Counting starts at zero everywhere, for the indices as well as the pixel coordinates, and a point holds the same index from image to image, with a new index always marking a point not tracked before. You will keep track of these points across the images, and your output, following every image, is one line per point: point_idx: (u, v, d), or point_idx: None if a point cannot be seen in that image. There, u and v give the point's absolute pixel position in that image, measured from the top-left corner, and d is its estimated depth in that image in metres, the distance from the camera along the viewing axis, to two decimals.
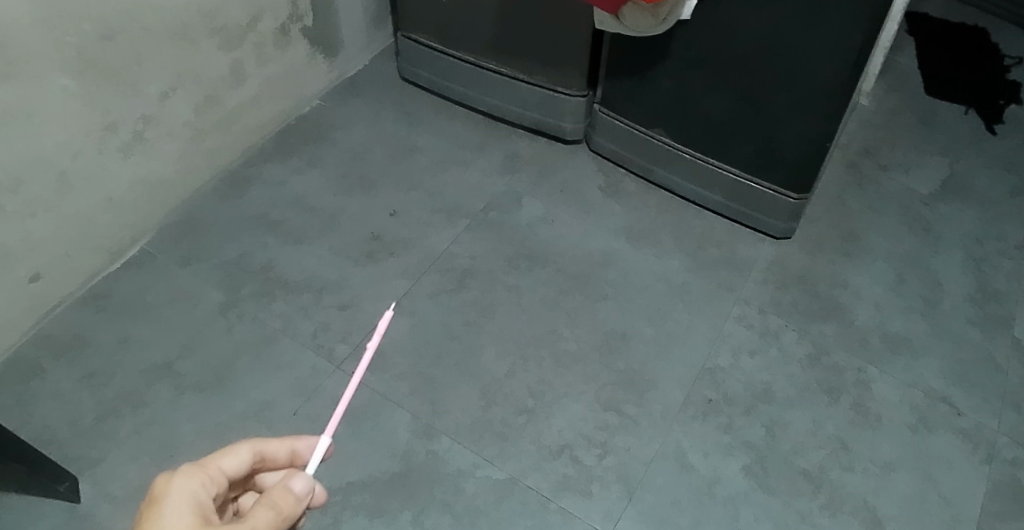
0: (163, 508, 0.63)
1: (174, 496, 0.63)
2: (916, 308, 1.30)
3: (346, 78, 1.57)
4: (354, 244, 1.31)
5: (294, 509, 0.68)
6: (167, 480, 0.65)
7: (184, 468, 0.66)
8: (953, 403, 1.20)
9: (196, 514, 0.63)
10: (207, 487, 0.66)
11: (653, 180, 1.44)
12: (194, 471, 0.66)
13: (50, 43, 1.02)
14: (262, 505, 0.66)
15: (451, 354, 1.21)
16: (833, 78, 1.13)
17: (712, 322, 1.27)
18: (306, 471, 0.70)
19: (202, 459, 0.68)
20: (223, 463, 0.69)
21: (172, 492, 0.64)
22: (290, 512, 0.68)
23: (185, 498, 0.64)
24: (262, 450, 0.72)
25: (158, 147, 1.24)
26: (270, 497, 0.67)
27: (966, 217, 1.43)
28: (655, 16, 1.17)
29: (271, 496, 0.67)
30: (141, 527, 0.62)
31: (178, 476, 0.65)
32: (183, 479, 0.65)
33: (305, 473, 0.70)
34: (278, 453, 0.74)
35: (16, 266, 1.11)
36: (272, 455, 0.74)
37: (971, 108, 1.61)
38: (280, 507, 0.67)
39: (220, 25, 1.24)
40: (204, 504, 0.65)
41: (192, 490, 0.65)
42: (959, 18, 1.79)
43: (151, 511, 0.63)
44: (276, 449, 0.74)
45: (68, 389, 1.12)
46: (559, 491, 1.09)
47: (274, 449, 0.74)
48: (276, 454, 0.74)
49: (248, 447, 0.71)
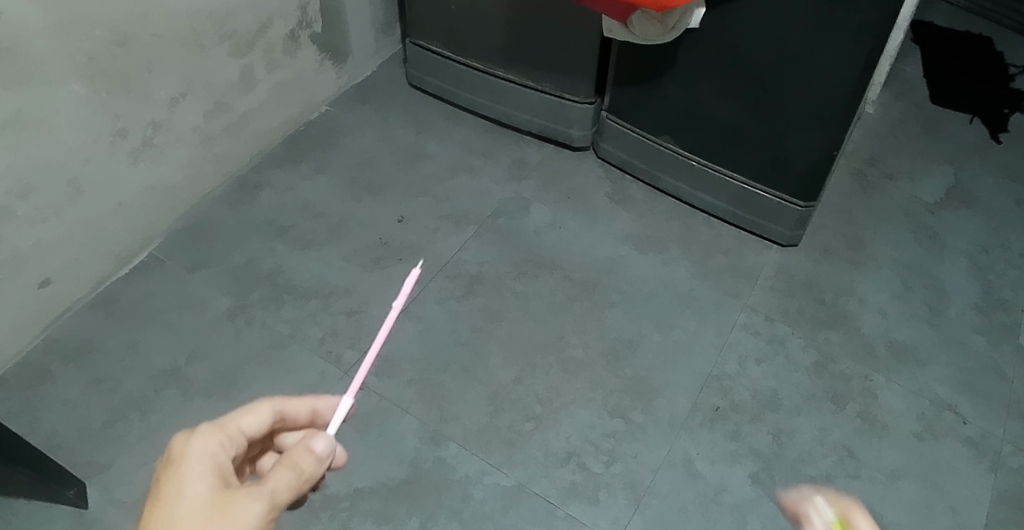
0: (180, 469, 0.63)
1: (191, 457, 0.64)
2: (922, 316, 1.30)
3: (354, 84, 1.57)
4: (362, 250, 1.31)
5: (315, 468, 0.66)
6: (185, 441, 0.65)
7: (202, 429, 0.66)
8: (958, 412, 1.20)
9: (213, 476, 0.63)
10: (226, 448, 0.66)
11: (660, 187, 1.45)
12: (212, 432, 0.66)
13: (63, 48, 1.02)
14: (281, 464, 0.64)
15: (459, 360, 1.21)
16: (840, 87, 1.13)
17: (719, 329, 1.28)
18: (327, 430, 0.67)
19: (221, 417, 0.68)
20: (243, 422, 0.69)
21: (190, 452, 0.64)
22: (312, 472, 0.65)
23: (202, 459, 0.64)
24: (284, 409, 0.72)
25: (168, 152, 1.24)
26: (290, 455, 0.65)
27: (972, 226, 1.43)
28: (663, 24, 1.17)
29: (292, 454, 0.65)
30: (160, 487, 0.62)
31: (197, 436, 0.65)
32: (200, 439, 0.65)
33: (326, 432, 0.68)
34: (301, 412, 0.73)
35: (27, 271, 1.11)
36: (296, 413, 0.73)
37: (976, 117, 1.62)
38: (301, 468, 0.64)
39: (230, 31, 1.24)
40: (223, 464, 0.65)
41: (211, 451, 0.65)
42: (963, 27, 1.80)
43: (169, 472, 0.63)
44: (298, 408, 0.73)
45: (77, 394, 1.13)
46: (567, 498, 1.09)
47: (297, 408, 0.73)
48: (300, 412, 0.73)
49: (269, 406, 0.70)
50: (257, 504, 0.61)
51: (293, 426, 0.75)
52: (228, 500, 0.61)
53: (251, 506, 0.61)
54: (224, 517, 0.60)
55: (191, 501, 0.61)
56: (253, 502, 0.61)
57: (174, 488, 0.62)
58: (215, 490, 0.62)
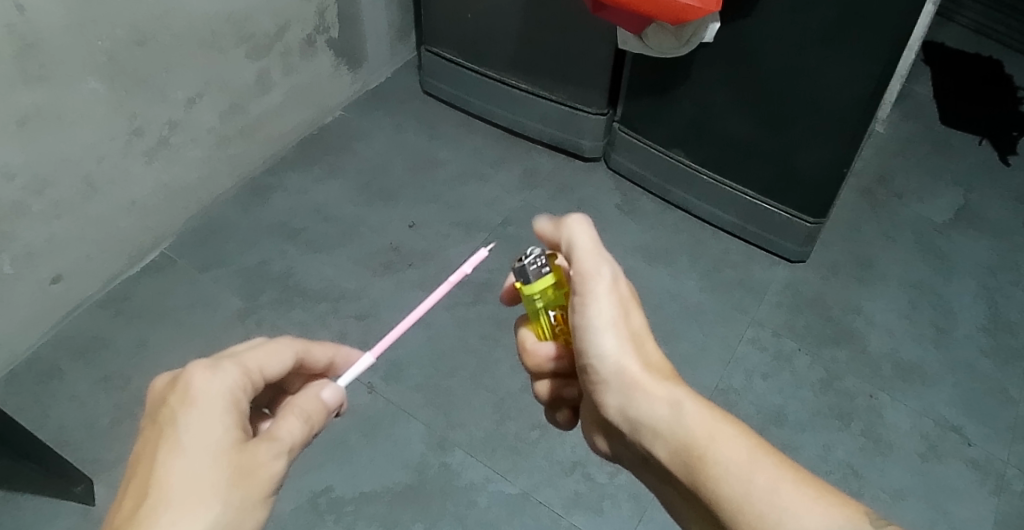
0: (198, 411, 0.61)
1: (212, 399, 0.62)
2: (928, 336, 1.31)
3: (368, 89, 1.58)
4: (372, 255, 1.32)
5: (322, 420, 0.67)
6: (205, 378, 0.63)
7: (226, 367, 0.64)
8: (963, 433, 1.20)
9: (234, 422, 0.62)
10: (245, 390, 0.65)
11: (669, 200, 1.45)
12: (236, 373, 0.64)
13: (84, 47, 1.03)
14: (296, 418, 0.64)
15: (467, 367, 1.21)
16: (853, 105, 1.14)
17: (726, 343, 1.28)
18: (340, 387, 0.69)
19: (239, 354, 0.66)
20: (262, 364, 0.67)
21: (210, 394, 0.62)
22: (319, 424, 0.67)
23: (223, 402, 0.62)
24: (302, 356, 0.71)
25: (183, 152, 1.25)
26: (304, 407, 0.65)
27: (979, 247, 1.43)
28: (678, 37, 1.18)
29: (305, 406, 0.66)
30: (177, 427, 0.60)
31: (219, 376, 0.63)
32: (221, 379, 0.63)
33: (337, 387, 0.69)
34: (316, 360, 0.73)
35: (39, 266, 1.11)
36: (311, 361, 0.73)
37: (985, 138, 1.62)
38: (313, 421, 0.66)
39: (248, 34, 1.25)
40: (241, 410, 0.63)
41: (232, 394, 0.63)
42: (974, 49, 1.81)
43: (186, 412, 0.61)
44: (320, 356, 0.74)
45: (85, 390, 1.13)
46: (571, 507, 1.09)
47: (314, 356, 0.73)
48: (315, 359, 0.73)
49: (290, 351, 0.70)
50: (277, 463, 0.61)
51: (301, 372, 0.75)
52: (251, 456, 0.60)
53: (270, 465, 0.61)
54: (247, 473, 0.59)
55: (211, 447, 0.60)
56: (274, 461, 0.61)
57: (191, 430, 0.60)
58: (236, 437, 0.61)
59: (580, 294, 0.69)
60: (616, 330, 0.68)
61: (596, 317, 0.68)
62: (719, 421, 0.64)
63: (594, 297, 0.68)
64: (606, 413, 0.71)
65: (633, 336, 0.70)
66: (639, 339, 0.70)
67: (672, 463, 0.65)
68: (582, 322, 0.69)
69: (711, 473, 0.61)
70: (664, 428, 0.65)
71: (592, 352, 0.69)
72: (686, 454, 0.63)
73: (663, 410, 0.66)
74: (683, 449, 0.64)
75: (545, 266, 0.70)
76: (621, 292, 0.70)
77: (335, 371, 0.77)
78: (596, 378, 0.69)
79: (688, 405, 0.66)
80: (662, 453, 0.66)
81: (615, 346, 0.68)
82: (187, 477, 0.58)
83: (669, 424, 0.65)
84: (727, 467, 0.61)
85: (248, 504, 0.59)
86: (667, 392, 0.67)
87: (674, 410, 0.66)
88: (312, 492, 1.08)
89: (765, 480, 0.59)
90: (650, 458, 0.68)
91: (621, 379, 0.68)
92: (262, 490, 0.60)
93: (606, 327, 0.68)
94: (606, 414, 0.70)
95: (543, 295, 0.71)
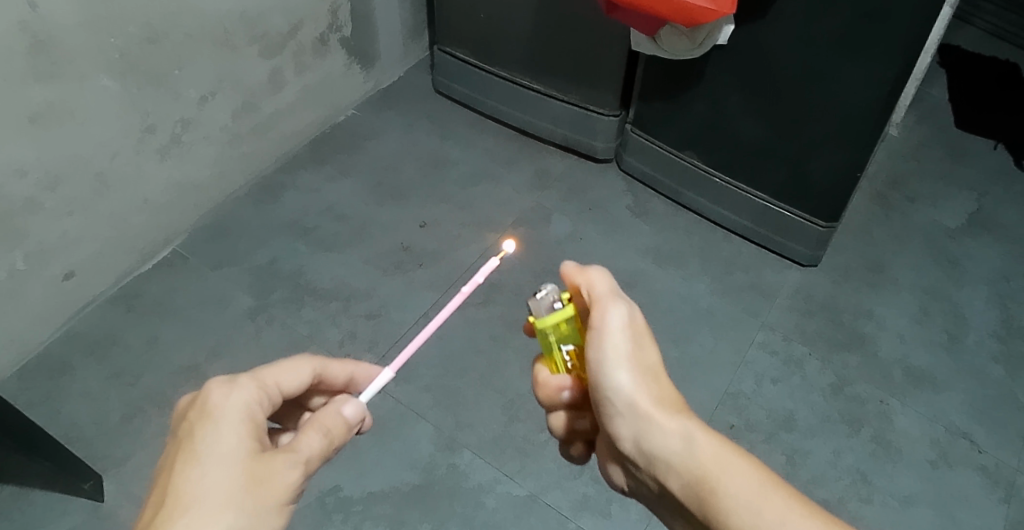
0: (216, 424, 0.62)
1: (228, 413, 0.62)
2: (940, 342, 1.30)
3: (381, 88, 1.58)
4: (383, 254, 1.32)
5: (343, 435, 0.67)
6: (223, 393, 0.63)
7: (243, 382, 0.65)
8: (974, 440, 1.19)
9: (251, 435, 0.62)
10: (263, 405, 0.65)
11: (681, 202, 1.45)
12: (253, 387, 0.65)
13: (95, 44, 1.03)
14: (317, 433, 0.64)
15: (476, 369, 1.21)
16: (868, 108, 1.13)
17: (736, 347, 1.27)
18: (363, 402, 0.69)
19: (257, 370, 0.67)
20: (278, 379, 0.68)
21: (227, 407, 0.63)
22: (340, 439, 0.66)
23: (240, 416, 0.63)
24: (322, 371, 0.73)
25: (195, 150, 1.25)
26: (324, 421, 0.66)
27: (992, 253, 1.42)
28: (692, 39, 1.17)
29: (325, 421, 0.66)
30: (195, 440, 0.61)
31: (235, 391, 0.64)
32: (238, 392, 0.64)
33: (359, 402, 0.69)
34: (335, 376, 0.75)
35: (53, 263, 1.12)
36: (328, 377, 0.74)
37: (1000, 143, 1.61)
38: (333, 435, 0.66)
39: (261, 33, 1.25)
40: (259, 423, 0.64)
41: (249, 407, 0.64)
42: (990, 52, 1.79)
43: (205, 426, 0.61)
44: (336, 372, 0.75)
45: (96, 387, 1.13)
46: (579, 510, 1.09)
47: (333, 371, 0.74)
48: (332, 376, 0.74)
49: (309, 367, 0.71)
50: (293, 473, 0.61)
51: (323, 389, 0.76)
52: (266, 467, 0.60)
53: (286, 474, 0.61)
54: (262, 482, 0.60)
55: (227, 458, 0.60)
56: (289, 472, 0.61)
57: (209, 442, 0.60)
58: (251, 449, 0.61)
59: (595, 328, 0.69)
60: (630, 366, 0.69)
61: (610, 353, 0.69)
62: (731, 454, 0.65)
63: (608, 330, 0.69)
64: (619, 445, 0.70)
65: (648, 369, 0.70)
66: (653, 374, 0.70)
67: (685, 496, 0.65)
68: (595, 357, 0.69)
69: (724, 509, 0.62)
70: (677, 461, 0.66)
71: (605, 386, 0.69)
72: (700, 489, 0.64)
73: (676, 442, 0.66)
74: (696, 484, 0.64)
75: (559, 301, 0.72)
76: (634, 326, 0.70)
77: (356, 387, 0.78)
78: (609, 412, 0.69)
79: (701, 439, 0.66)
80: (675, 487, 0.66)
81: (629, 381, 0.68)
82: (202, 484, 0.59)
83: (681, 458, 0.65)
84: (740, 502, 0.62)
85: (262, 510, 0.59)
86: (681, 426, 0.67)
87: (688, 444, 0.66)
88: (321, 491, 1.09)
89: (775, 516, 0.61)
90: (663, 491, 0.69)
91: (635, 414, 0.68)
92: (277, 499, 0.60)
93: (621, 363, 0.68)
94: (620, 445, 0.70)
95: (555, 329, 0.72)
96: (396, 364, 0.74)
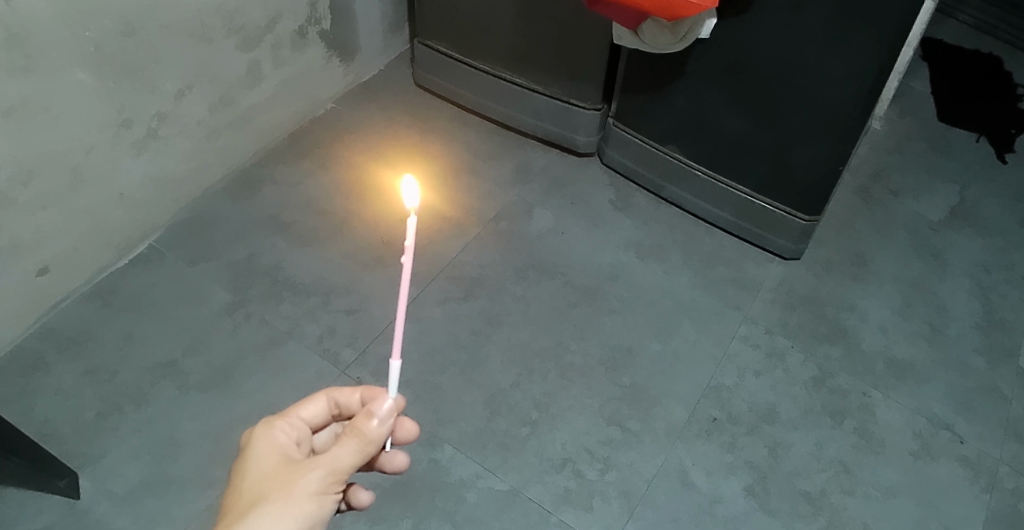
0: (248, 455, 0.67)
1: (258, 443, 0.68)
2: (922, 334, 1.30)
3: (361, 82, 1.57)
4: (363, 249, 1.31)
5: (378, 432, 0.67)
6: (253, 430, 0.70)
7: (267, 417, 0.71)
8: (956, 431, 1.19)
9: (279, 456, 0.67)
10: (288, 431, 0.71)
11: (664, 196, 1.44)
12: (275, 419, 0.71)
13: (70, 37, 1.01)
14: (346, 435, 0.67)
15: (457, 363, 1.21)
16: (849, 102, 1.13)
17: (718, 340, 1.27)
18: (390, 393, 0.67)
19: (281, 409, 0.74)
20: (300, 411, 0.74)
21: (259, 436, 0.69)
22: (375, 436, 0.67)
23: (269, 443, 0.68)
24: (336, 398, 0.76)
25: (172, 144, 1.24)
26: (353, 423, 0.67)
27: (975, 246, 1.43)
28: (673, 33, 1.17)
29: (354, 423, 0.67)
30: (234, 472, 0.67)
31: (262, 424, 0.70)
32: (265, 426, 0.70)
33: (389, 394, 0.68)
34: (352, 402, 0.77)
35: (26, 258, 1.11)
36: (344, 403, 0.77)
37: (982, 136, 1.61)
38: (362, 433, 0.67)
39: (239, 26, 1.24)
40: (288, 443, 0.70)
41: (275, 435, 0.69)
42: (973, 46, 1.80)
43: (240, 459, 0.68)
44: (349, 395, 0.77)
45: (71, 383, 1.12)
46: (561, 504, 1.09)
47: (347, 397, 0.77)
48: (347, 401, 0.77)
49: (322, 397, 0.75)
50: (318, 470, 0.65)
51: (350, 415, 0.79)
52: (291, 471, 0.65)
53: (310, 475, 0.65)
54: (288, 483, 0.64)
55: (258, 478, 0.65)
56: (315, 469, 0.65)
57: (243, 471, 0.66)
58: (279, 469, 0.66)
59: None
60: None
61: None
62: None
63: None
64: None
65: None
66: None
67: None
68: None
69: None
70: None
71: None
72: None
73: None
74: None
75: None
76: None
77: None
78: None
79: None
80: None
81: None
82: (238, 493, 0.64)
83: None
84: None
85: (292, 505, 0.63)
86: None
87: None
88: None
89: None
90: None
91: None
92: (305, 493, 0.64)
93: None
94: None
95: None
96: (396, 352, 0.65)
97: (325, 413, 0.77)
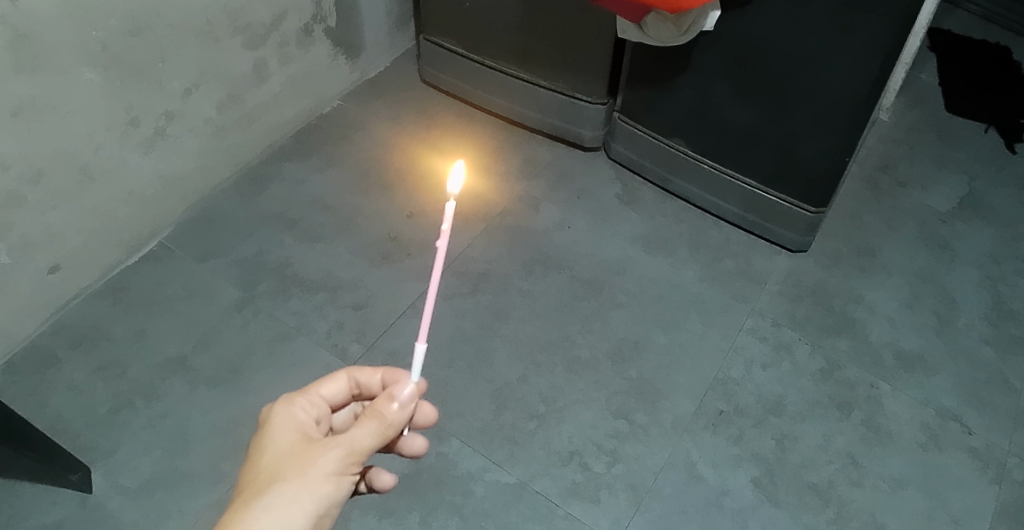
0: (269, 431, 0.68)
1: (278, 421, 0.69)
2: (930, 325, 1.30)
3: (367, 79, 1.57)
4: (371, 245, 1.32)
5: (399, 415, 0.68)
6: (275, 405, 0.71)
7: (288, 394, 0.72)
8: (964, 422, 1.19)
9: (298, 434, 0.68)
10: (308, 409, 0.72)
11: (671, 189, 1.44)
12: (296, 397, 0.72)
13: (77, 36, 1.02)
14: (366, 416, 0.68)
15: (464, 357, 1.21)
16: (854, 93, 1.12)
17: (724, 333, 1.27)
18: (412, 378, 0.69)
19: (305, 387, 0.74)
20: (322, 390, 0.74)
21: (279, 414, 0.70)
22: (395, 420, 0.68)
23: (288, 421, 0.69)
24: (357, 378, 0.77)
25: (180, 141, 1.25)
26: (374, 405, 0.68)
27: (983, 237, 1.42)
28: (678, 25, 1.17)
29: (375, 405, 0.68)
30: (253, 447, 0.68)
31: (282, 401, 0.71)
32: (286, 404, 0.70)
33: (411, 379, 0.70)
34: (372, 383, 0.78)
35: (38, 255, 1.12)
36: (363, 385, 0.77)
37: (991, 126, 1.60)
38: (383, 415, 0.68)
39: (244, 24, 1.25)
40: (308, 422, 0.70)
41: (294, 413, 0.70)
42: (982, 36, 1.78)
43: (260, 435, 0.68)
44: (370, 377, 0.78)
45: (82, 380, 1.14)
46: (568, 496, 1.10)
47: (368, 378, 0.78)
48: (367, 383, 0.78)
49: (344, 376, 0.76)
50: (336, 450, 0.66)
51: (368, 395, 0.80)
52: (309, 449, 0.66)
53: (329, 454, 0.65)
54: (306, 462, 0.65)
55: (278, 455, 0.66)
56: (334, 449, 0.66)
57: (262, 446, 0.67)
58: (299, 447, 0.67)
59: None
60: None
61: None
62: None
63: None
64: None
65: None
66: None
67: None
68: None
69: None
70: None
71: None
72: None
73: None
74: None
75: None
76: None
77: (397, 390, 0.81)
78: None
79: None
80: None
81: None
82: (256, 468, 0.65)
83: None
84: None
85: (310, 484, 0.64)
86: None
87: None
88: None
89: None
90: None
91: None
92: (323, 472, 0.65)
93: None
94: None
95: None
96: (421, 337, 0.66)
97: (345, 393, 0.77)
